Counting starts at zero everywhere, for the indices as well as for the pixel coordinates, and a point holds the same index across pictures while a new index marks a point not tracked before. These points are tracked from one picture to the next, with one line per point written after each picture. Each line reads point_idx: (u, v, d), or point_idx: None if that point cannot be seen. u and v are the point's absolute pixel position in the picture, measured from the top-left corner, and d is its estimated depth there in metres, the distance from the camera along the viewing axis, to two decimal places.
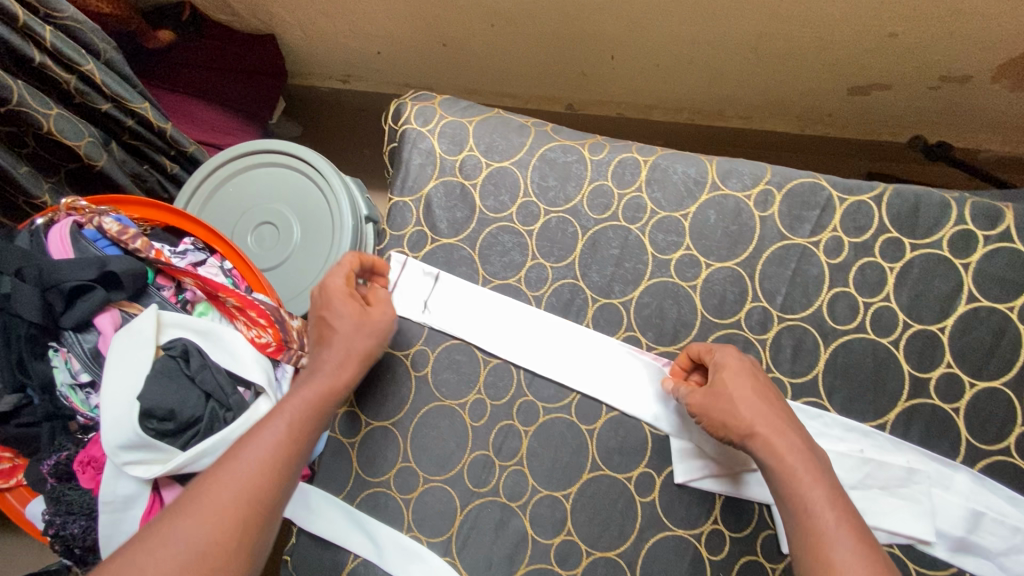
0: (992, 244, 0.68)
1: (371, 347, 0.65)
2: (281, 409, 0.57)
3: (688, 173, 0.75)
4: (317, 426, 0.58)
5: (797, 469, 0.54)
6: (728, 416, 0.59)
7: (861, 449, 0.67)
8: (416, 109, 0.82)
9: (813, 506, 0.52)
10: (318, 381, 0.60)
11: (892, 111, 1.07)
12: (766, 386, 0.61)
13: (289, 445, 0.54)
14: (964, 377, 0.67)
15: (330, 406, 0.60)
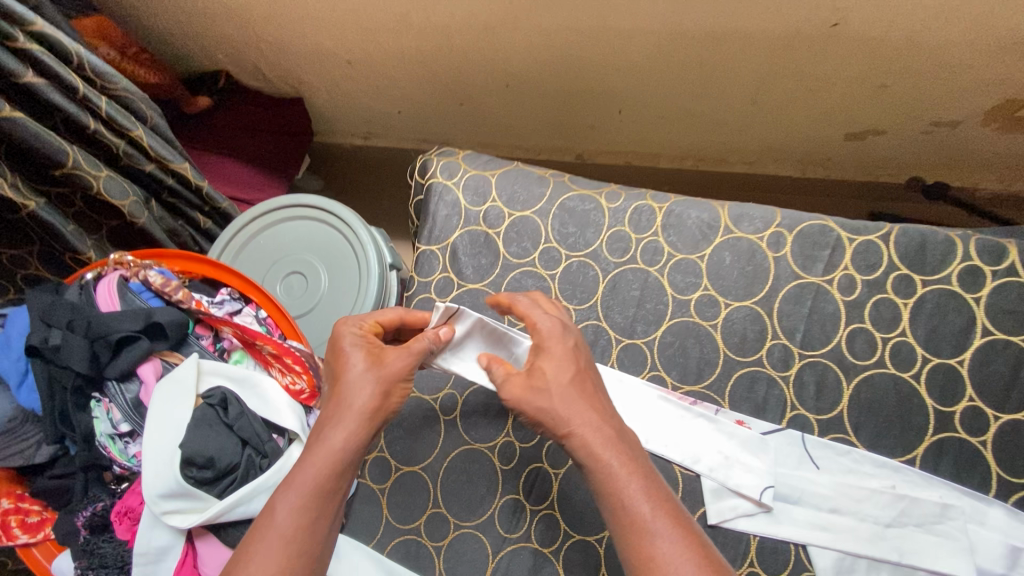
0: (1000, 278, 0.71)
1: (382, 402, 0.59)
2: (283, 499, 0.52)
3: (701, 217, 0.79)
4: (328, 509, 0.54)
5: (614, 466, 0.54)
6: (547, 415, 0.58)
7: (894, 484, 0.67)
8: (442, 164, 0.88)
9: (630, 501, 0.52)
10: (321, 454, 0.55)
11: (889, 155, 1.13)
12: (587, 374, 0.61)
13: (294, 543, 0.51)
14: (987, 410, 0.68)
15: (336, 482, 0.55)
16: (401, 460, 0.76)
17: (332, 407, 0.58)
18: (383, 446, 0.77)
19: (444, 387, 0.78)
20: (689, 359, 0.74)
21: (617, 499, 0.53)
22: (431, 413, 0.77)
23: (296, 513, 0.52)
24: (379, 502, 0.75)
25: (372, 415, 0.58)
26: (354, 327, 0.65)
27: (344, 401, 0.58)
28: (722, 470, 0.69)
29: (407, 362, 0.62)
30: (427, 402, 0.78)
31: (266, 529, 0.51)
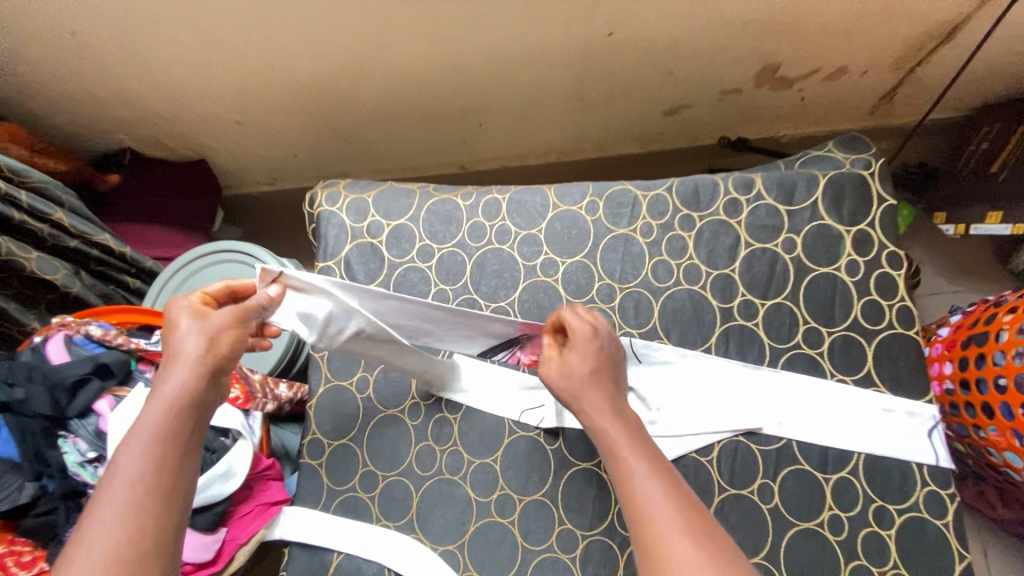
0: (752, 203, 0.96)
1: (215, 345, 0.64)
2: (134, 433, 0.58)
3: (535, 200, 1.01)
4: (181, 435, 0.60)
5: (595, 401, 0.68)
6: (581, 396, 0.69)
7: (698, 369, 0.90)
8: (326, 193, 1.05)
9: (596, 414, 0.68)
10: (165, 394, 0.61)
11: (702, 121, 1.39)
12: (605, 353, 0.73)
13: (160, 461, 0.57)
14: (756, 300, 0.92)
15: (185, 414, 0.61)
16: (331, 437, 0.93)
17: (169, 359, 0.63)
18: (314, 429, 0.94)
19: (357, 372, 0.96)
20: (541, 308, 0.95)
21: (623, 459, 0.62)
22: (349, 394, 0.95)
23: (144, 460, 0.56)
24: (319, 474, 0.92)
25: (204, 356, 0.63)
26: (184, 301, 0.69)
27: (174, 354, 0.63)
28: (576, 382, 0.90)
29: (234, 315, 0.68)
30: (345, 386, 0.96)
31: (116, 482, 0.55)
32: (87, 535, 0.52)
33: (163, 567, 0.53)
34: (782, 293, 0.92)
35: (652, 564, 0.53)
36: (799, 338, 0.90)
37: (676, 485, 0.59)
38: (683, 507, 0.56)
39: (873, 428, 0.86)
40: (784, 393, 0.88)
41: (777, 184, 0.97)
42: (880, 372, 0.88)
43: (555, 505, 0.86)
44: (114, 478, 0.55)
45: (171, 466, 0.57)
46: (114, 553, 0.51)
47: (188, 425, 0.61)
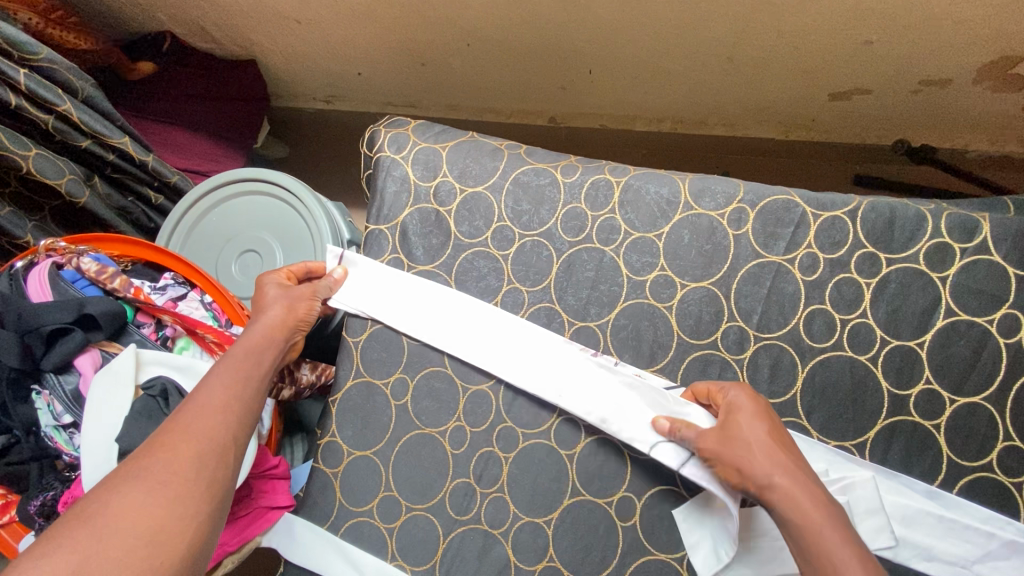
0: (969, 257, 0.68)
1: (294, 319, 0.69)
2: (198, 395, 0.56)
3: (660, 193, 0.75)
4: (244, 404, 0.57)
5: (804, 506, 0.54)
6: (743, 463, 0.58)
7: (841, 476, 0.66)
8: (390, 135, 0.81)
9: (823, 538, 0.51)
10: (227, 365, 0.60)
11: (876, 114, 1.06)
12: (778, 428, 0.61)
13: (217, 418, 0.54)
14: (944, 393, 0.66)
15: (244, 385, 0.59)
16: (352, 446, 0.76)
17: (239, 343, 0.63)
18: (332, 432, 0.76)
19: (396, 372, 0.76)
20: (642, 341, 0.73)
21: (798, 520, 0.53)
22: (381, 398, 0.76)
23: (212, 408, 0.55)
24: (332, 487, 0.75)
25: (271, 335, 0.66)
26: (272, 274, 0.74)
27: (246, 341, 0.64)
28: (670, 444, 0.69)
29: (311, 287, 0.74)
30: (377, 387, 0.76)
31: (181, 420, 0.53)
32: (142, 474, 0.48)
33: (206, 514, 0.49)
34: (982, 390, 0.66)
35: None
36: (994, 458, 0.65)
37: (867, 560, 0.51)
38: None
39: None
40: (956, 527, 0.64)
41: (1014, 236, 0.67)
42: None
43: None
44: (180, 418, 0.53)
45: (235, 421, 0.56)
46: (169, 484, 0.48)
47: (254, 390, 0.59)
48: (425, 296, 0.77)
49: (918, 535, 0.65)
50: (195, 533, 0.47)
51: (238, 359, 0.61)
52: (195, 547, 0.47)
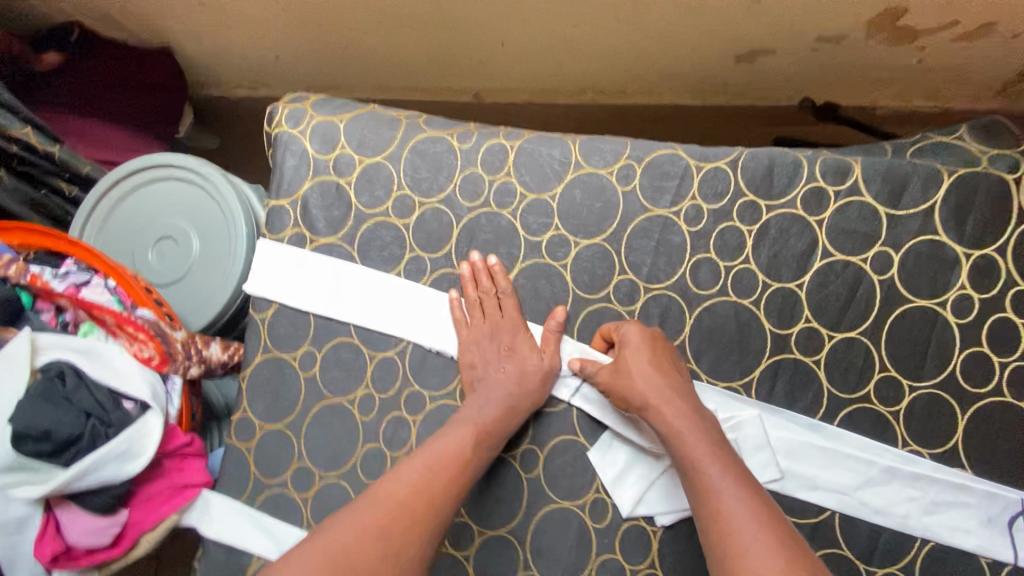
0: (843, 199, 0.71)
1: None
2: None
3: (553, 154, 0.77)
4: None
5: (683, 432, 0.60)
6: (626, 390, 0.65)
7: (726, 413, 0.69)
8: (288, 110, 0.82)
9: (699, 463, 0.58)
10: None
11: (782, 75, 1.09)
12: (662, 353, 0.66)
13: None
14: (823, 330, 0.69)
15: None
16: (264, 419, 0.77)
17: None
18: (245, 407, 0.77)
19: (303, 344, 0.77)
20: (541, 299, 0.74)
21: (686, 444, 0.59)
22: (290, 370, 0.77)
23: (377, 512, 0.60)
24: (246, 461, 0.76)
25: None
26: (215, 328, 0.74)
27: None
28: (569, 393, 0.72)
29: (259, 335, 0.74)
30: (286, 360, 0.77)
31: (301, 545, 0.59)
32: None
33: None
34: (859, 326, 0.68)
35: (701, 507, 0.56)
36: (871, 389, 0.68)
37: (755, 489, 0.56)
38: (756, 502, 0.55)
39: (947, 520, 0.65)
40: (835, 455, 0.67)
41: (883, 176, 0.70)
42: (968, 450, 0.66)
43: (522, 546, 0.70)
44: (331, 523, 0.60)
45: None
46: None
47: None
48: (328, 269, 0.78)
49: (804, 467, 0.68)
50: None
51: None
52: None
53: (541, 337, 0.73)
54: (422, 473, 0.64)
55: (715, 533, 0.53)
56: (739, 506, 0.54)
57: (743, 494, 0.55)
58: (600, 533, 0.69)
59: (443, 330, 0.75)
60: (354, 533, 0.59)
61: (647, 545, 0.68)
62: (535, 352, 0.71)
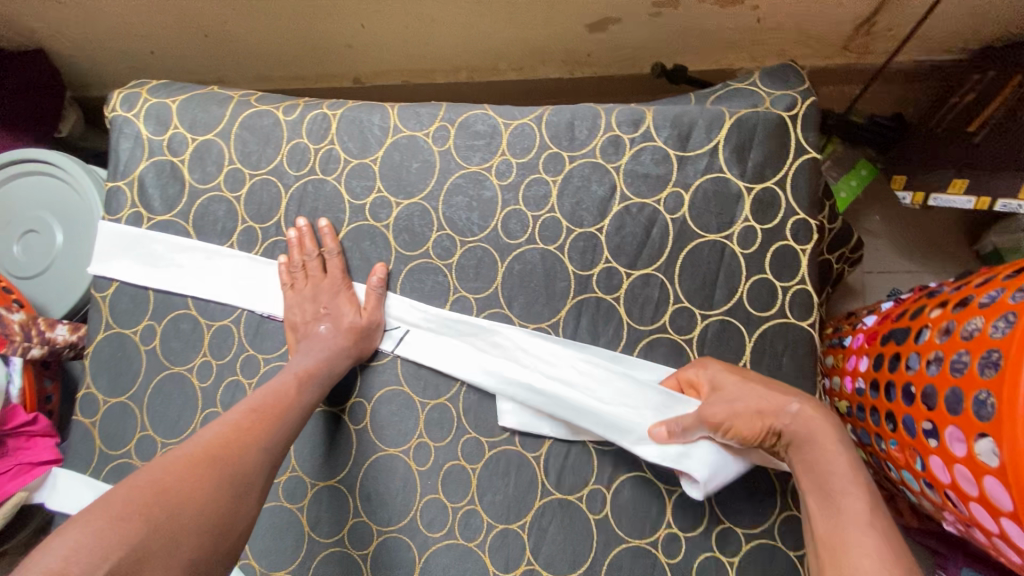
0: (637, 145, 0.75)
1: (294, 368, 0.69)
2: (154, 467, 0.56)
3: (373, 121, 0.79)
4: (172, 458, 0.57)
5: (826, 461, 0.59)
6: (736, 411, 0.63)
7: (524, 351, 0.73)
8: (123, 95, 0.85)
9: (841, 492, 0.56)
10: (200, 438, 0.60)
11: (637, 43, 1.13)
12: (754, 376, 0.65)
13: (194, 457, 0.57)
14: (621, 269, 0.73)
15: (218, 435, 0.60)
16: (107, 394, 0.79)
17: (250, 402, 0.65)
18: (89, 382, 0.80)
19: (143, 319, 0.80)
20: (366, 259, 0.77)
21: (817, 464, 0.58)
22: (131, 345, 0.80)
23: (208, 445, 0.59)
24: (92, 435, 0.79)
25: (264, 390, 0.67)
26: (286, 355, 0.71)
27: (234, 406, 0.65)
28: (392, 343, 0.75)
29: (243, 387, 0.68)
30: (128, 335, 0.80)
31: (111, 491, 0.53)
32: (66, 527, 0.49)
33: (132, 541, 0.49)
34: (654, 262, 0.73)
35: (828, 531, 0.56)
36: (667, 320, 0.72)
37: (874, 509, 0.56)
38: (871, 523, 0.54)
39: None
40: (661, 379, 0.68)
41: (671, 122, 0.74)
42: (755, 370, 0.70)
43: (352, 494, 0.73)
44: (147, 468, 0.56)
45: (226, 450, 0.59)
46: (109, 512, 0.50)
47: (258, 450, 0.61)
48: (164, 244, 0.81)
49: None
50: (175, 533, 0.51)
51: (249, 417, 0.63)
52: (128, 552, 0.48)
53: (363, 295, 0.75)
54: (248, 417, 0.63)
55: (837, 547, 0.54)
56: (871, 536, 0.53)
57: (867, 509, 0.55)
58: (423, 475, 0.72)
59: (272, 298, 0.78)
60: (187, 464, 0.56)
61: (467, 484, 0.72)
62: (354, 308, 0.73)
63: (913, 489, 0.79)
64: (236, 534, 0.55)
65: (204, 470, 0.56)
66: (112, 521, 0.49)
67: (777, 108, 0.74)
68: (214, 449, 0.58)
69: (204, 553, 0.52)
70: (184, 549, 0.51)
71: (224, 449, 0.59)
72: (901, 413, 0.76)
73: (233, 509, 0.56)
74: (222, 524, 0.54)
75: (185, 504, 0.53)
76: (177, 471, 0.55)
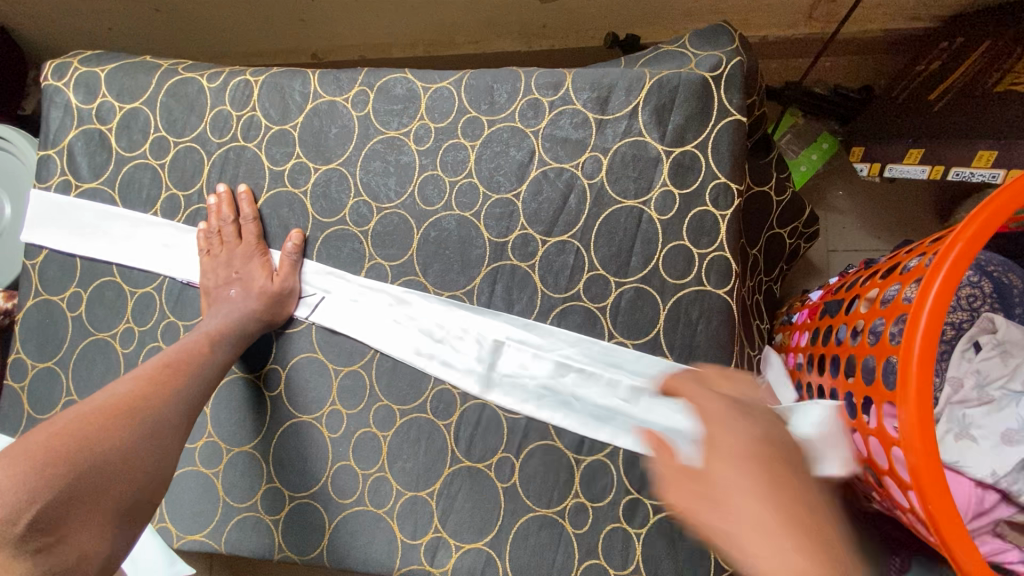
0: (556, 109, 0.73)
1: (211, 329, 0.70)
2: (67, 419, 0.55)
3: (294, 86, 0.78)
4: (88, 412, 0.56)
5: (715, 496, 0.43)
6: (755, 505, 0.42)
7: (437, 322, 0.72)
8: (54, 65, 0.85)
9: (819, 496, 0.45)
10: (112, 393, 0.59)
11: (590, 12, 1.10)
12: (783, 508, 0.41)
13: (113, 412, 0.57)
14: (537, 236, 0.72)
15: (134, 394, 0.60)
16: (35, 358, 0.80)
17: (165, 360, 0.65)
18: (18, 348, 0.81)
19: (70, 286, 0.81)
20: (284, 226, 0.77)
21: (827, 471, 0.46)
22: (58, 312, 0.81)
23: (127, 399, 0.59)
24: (21, 400, 0.80)
25: (183, 354, 0.66)
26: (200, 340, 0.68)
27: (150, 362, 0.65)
28: (306, 308, 0.74)
29: (167, 366, 0.64)
30: (55, 302, 0.81)
31: (26, 439, 0.52)
32: None
33: (64, 485, 0.49)
34: (570, 229, 0.71)
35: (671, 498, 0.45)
36: (581, 288, 0.70)
37: (751, 417, 0.47)
38: (780, 497, 0.41)
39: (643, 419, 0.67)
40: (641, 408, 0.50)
41: (591, 84, 0.72)
42: (669, 339, 0.68)
43: (266, 460, 0.73)
44: (56, 422, 0.55)
45: (141, 407, 0.59)
46: (24, 463, 0.49)
47: (173, 405, 0.61)
48: (89, 212, 0.81)
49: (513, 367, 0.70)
50: (107, 482, 0.52)
51: (161, 375, 0.63)
52: (56, 500, 0.48)
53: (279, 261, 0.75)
54: (163, 372, 0.63)
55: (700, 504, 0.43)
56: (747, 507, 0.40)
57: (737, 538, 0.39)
58: (335, 442, 0.72)
59: (191, 265, 0.78)
60: (104, 416, 0.56)
61: (378, 451, 0.71)
62: (266, 274, 0.73)
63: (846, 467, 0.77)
64: (164, 479, 0.57)
65: (123, 420, 0.56)
66: (34, 467, 0.49)
67: (701, 67, 0.71)
68: (131, 402, 0.59)
69: (131, 500, 0.53)
70: (114, 492, 0.52)
71: (141, 402, 0.59)
72: (830, 387, 0.74)
73: (159, 457, 0.57)
74: (150, 472, 0.55)
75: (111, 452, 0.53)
76: (97, 422, 0.55)
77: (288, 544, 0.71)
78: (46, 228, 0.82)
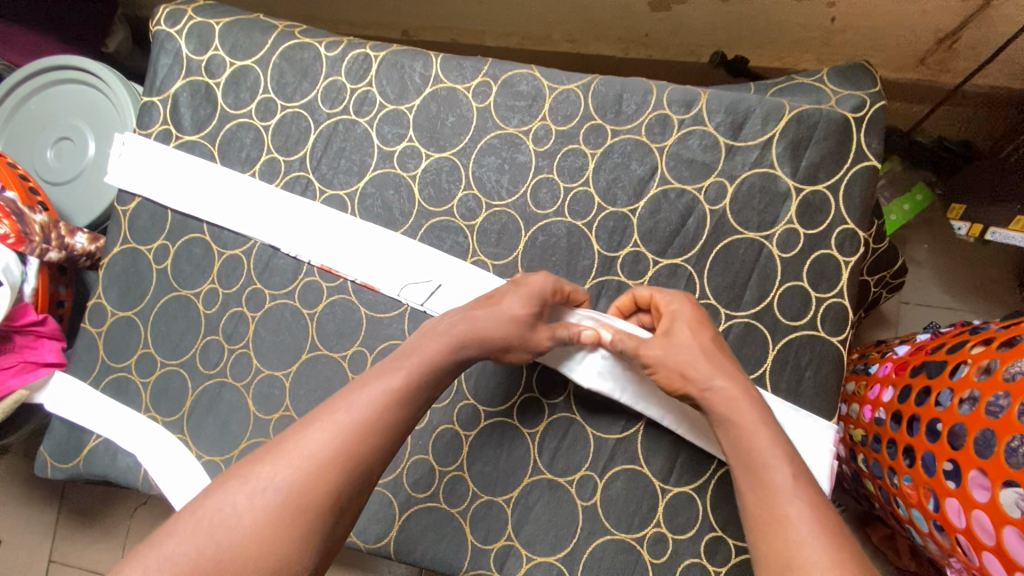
0: (686, 127, 0.70)
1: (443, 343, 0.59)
2: (256, 476, 0.48)
3: (415, 68, 0.76)
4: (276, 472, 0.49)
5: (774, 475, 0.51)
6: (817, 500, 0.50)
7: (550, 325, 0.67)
8: (168, 10, 0.83)
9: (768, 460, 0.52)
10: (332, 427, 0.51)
11: (699, 28, 1.07)
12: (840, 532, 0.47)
13: (307, 477, 0.48)
14: (649, 255, 0.70)
15: (342, 441, 0.50)
16: (116, 306, 0.80)
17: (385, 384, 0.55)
18: (100, 294, 0.80)
19: (159, 238, 0.80)
20: (387, 208, 0.75)
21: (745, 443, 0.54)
22: (144, 262, 0.80)
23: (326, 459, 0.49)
24: (97, 346, 0.79)
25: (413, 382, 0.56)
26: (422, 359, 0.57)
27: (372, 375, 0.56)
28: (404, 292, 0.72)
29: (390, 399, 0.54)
30: (142, 252, 0.80)
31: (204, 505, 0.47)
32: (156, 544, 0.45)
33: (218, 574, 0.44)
34: (685, 253, 0.69)
35: (756, 498, 0.51)
36: None
37: (809, 478, 0.51)
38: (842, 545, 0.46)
39: None
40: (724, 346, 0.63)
41: (726, 107, 0.70)
42: (774, 380, 0.66)
43: None
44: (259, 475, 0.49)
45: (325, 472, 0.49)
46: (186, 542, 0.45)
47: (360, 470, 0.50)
48: (186, 164, 0.79)
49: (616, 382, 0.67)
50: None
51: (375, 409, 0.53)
52: None
53: None
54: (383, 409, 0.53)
55: (773, 527, 0.48)
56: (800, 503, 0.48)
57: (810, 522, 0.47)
58: (415, 434, 0.71)
59: (286, 233, 0.76)
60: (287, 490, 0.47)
61: (458, 449, 0.70)
62: None
63: (920, 529, 0.75)
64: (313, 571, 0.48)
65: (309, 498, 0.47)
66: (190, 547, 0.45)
67: (843, 106, 0.68)
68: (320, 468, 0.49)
69: None
70: None
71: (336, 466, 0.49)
72: (921, 449, 0.71)
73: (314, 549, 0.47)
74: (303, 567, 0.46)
75: (322, 469, 0.48)
76: (283, 494, 0.47)
77: (355, 531, 0.70)
78: (140, 177, 0.80)
